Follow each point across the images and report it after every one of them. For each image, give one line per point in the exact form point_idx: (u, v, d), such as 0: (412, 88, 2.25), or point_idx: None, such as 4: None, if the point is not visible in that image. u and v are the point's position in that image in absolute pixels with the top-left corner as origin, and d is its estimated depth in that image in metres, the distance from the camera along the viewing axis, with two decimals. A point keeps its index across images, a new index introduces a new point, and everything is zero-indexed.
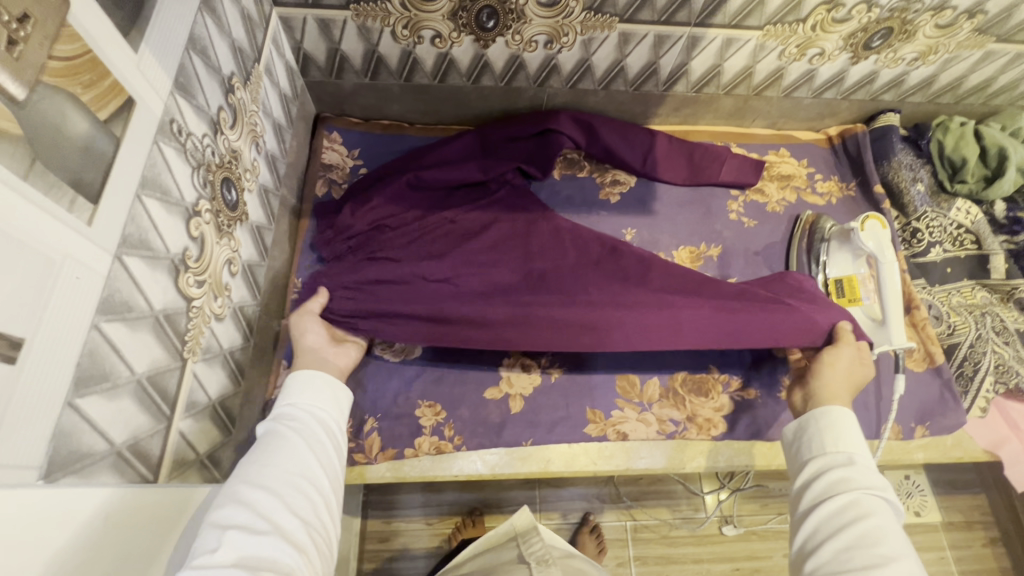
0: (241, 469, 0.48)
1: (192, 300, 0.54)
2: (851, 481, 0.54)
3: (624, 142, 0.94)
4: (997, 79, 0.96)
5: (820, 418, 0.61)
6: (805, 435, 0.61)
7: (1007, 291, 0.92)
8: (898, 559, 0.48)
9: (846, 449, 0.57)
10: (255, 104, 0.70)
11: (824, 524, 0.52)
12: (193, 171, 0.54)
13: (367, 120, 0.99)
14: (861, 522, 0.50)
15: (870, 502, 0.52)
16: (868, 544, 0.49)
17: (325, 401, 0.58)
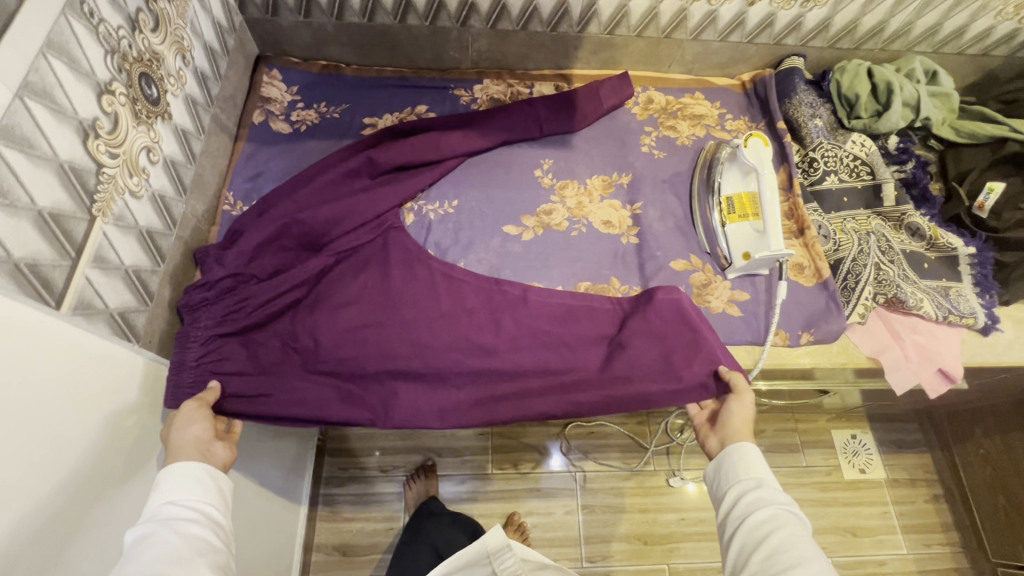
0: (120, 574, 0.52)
1: (103, 167, 0.62)
2: (763, 502, 0.66)
3: (507, 120, 1.03)
4: (888, 23, 1.03)
5: (734, 453, 0.72)
6: (723, 467, 0.72)
7: (897, 217, 1.00)
8: (811, 559, 0.59)
9: (762, 475, 0.69)
10: (183, 20, 0.78)
11: (753, 539, 0.62)
12: (106, 54, 0.62)
13: (307, 61, 1.07)
14: (785, 536, 0.61)
15: (789, 517, 0.64)
16: (789, 549, 0.60)
17: (187, 494, 0.61)
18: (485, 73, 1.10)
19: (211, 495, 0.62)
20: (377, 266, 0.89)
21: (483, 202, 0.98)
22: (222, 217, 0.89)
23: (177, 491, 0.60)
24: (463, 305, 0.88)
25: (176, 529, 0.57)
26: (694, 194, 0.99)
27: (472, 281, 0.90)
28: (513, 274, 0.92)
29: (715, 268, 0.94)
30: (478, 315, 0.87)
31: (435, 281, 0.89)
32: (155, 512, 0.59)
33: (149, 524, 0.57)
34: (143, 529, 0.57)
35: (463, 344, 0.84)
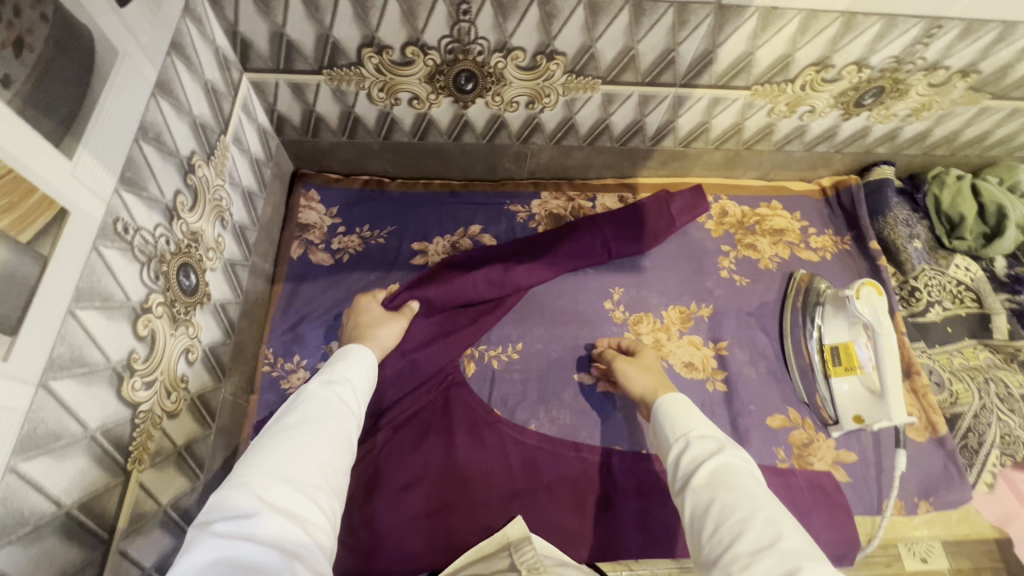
0: (305, 428, 0.48)
1: (139, 405, 0.51)
2: (697, 455, 0.51)
3: (574, 244, 0.91)
4: (993, 133, 0.93)
5: (660, 412, 0.58)
6: (659, 421, 0.58)
7: (1010, 352, 0.89)
8: (756, 513, 0.44)
9: (695, 429, 0.54)
10: (221, 177, 0.67)
11: (697, 508, 0.47)
12: (143, 267, 0.51)
13: (347, 176, 0.95)
14: (726, 496, 0.46)
15: (729, 467, 0.49)
16: (732, 513, 0.44)
17: (361, 382, 0.57)
18: (542, 184, 0.99)
19: (368, 388, 0.58)
20: (442, 434, 0.78)
21: (550, 343, 0.87)
22: (262, 380, 0.77)
23: (352, 375, 0.57)
24: (540, 478, 0.76)
25: (343, 416, 0.51)
26: (785, 331, 0.88)
27: (547, 448, 0.79)
28: (591, 437, 0.81)
29: (817, 423, 0.83)
30: (558, 491, 0.76)
31: (507, 449, 0.78)
32: (329, 378, 0.55)
33: (321, 389, 0.52)
34: (317, 391, 0.52)
35: (543, 529, 0.73)
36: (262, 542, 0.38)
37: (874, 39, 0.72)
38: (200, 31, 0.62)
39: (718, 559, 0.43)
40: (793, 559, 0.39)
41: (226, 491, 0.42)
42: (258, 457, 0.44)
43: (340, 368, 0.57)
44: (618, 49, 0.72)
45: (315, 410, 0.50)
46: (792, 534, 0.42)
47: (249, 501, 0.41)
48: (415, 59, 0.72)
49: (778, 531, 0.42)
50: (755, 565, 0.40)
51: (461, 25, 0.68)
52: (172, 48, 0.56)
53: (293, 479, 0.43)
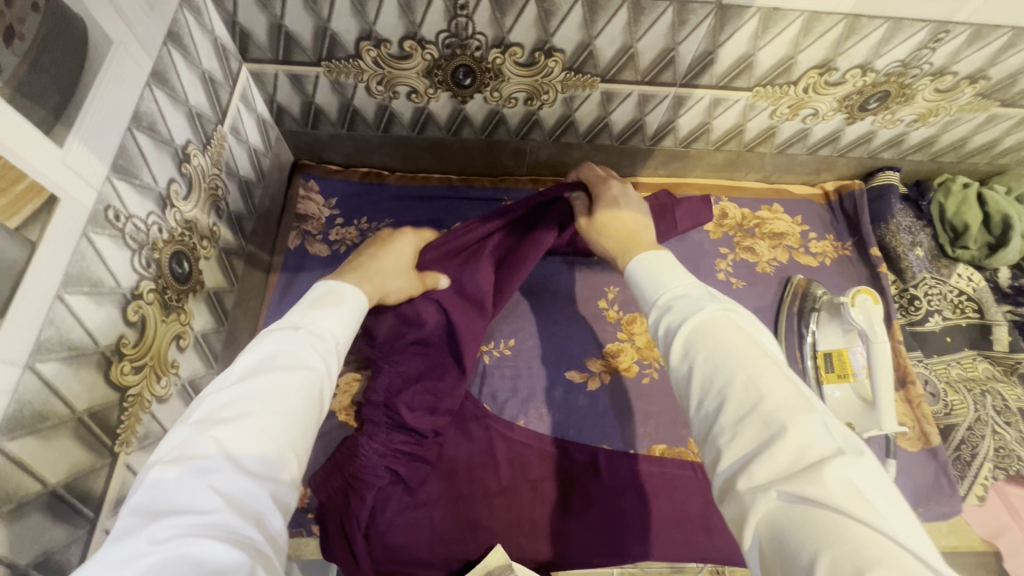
0: (270, 393, 0.41)
1: (128, 389, 0.52)
2: (673, 314, 0.44)
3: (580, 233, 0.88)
4: (1002, 140, 0.91)
5: (638, 273, 0.51)
6: (640, 284, 0.50)
7: (1011, 364, 0.88)
8: (736, 377, 0.37)
9: (676, 288, 0.47)
10: (217, 166, 0.68)
11: (681, 370, 0.41)
12: (134, 254, 0.52)
13: (347, 168, 0.96)
14: (710, 358, 0.39)
15: (710, 322, 0.41)
16: (716, 370, 0.39)
17: (346, 339, 0.49)
18: (541, 181, 0.98)
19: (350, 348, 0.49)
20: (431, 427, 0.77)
21: (542, 341, 0.88)
22: None
23: (336, 329, 0.48)
24: (526, 474, 0.77)
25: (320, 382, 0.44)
26: (780, 334, 0.87)
27: (534, 444, 0.79)
28: (579, 435, 0.81)
29: None
30: (543, 487, 0.76)
31: (493, 444, 0.78)
32: (304, 327, 0.46)
33: (294, 341, 0.45)
34: (290, 344, 0.44)
35: (526, 525, 0.74)
36: (217, 551, 0.32)
37: (878, 43, 0.71)
38: (197, 21, 0.62)
39: (706, 432, 0.38)
40: (778, 420, 0.34)
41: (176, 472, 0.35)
42: (215, 431, 0.37)
43: (325, 318, 0.48)
44: (617, 47, 0.71)
45: (288, 375, 0.42)
46: (775, 389, 0.36)
47: (201, 489, 0.34)
48: (414, 53, 0.72)
49: (759, 395, 0.36)
50: (741, 433, 0.35)
51: (458, 20, 0.68)
52: (168, 38, 0.56)
53: (254, 471, 0.37)
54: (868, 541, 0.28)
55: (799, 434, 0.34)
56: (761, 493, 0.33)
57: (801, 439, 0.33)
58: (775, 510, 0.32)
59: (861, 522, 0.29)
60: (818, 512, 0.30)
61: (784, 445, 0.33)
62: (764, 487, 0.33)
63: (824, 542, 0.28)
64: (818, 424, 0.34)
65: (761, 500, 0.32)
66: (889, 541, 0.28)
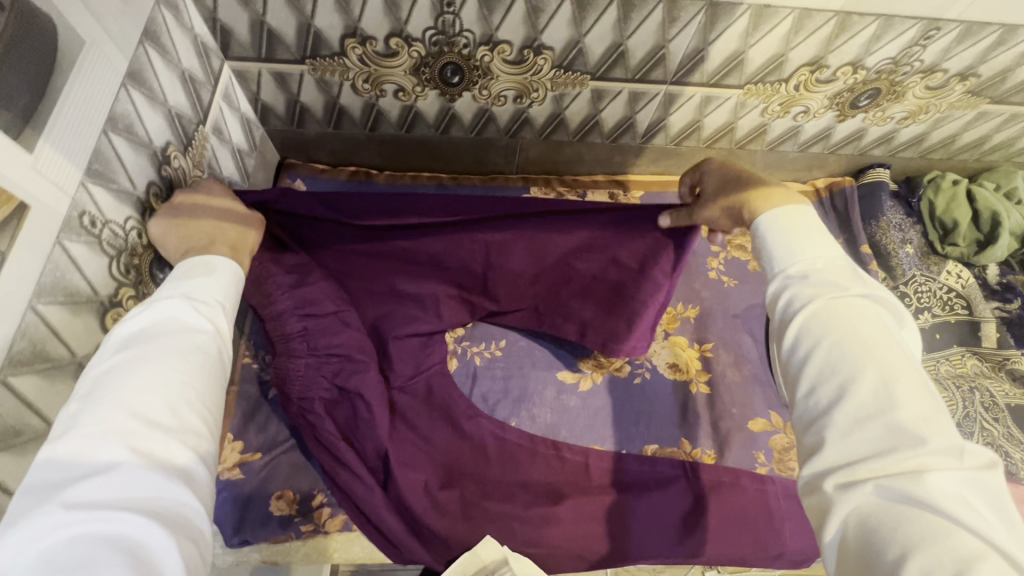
0: (158, 362, 0.42)
1: None
2: (809, 293, 0.46)
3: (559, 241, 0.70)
4: (991, 137, 0.91)
5: (773, 234, 0.52)
6: (763, 252, 0.52)
7: (998, 360, 0.89)
8: (864, 374, 0.40)
9: (807, 263, 0.49)
10: (199, 168, 0.66)
11: (797, 350, 0.45)
12: (112, 261, 0.51)
13: (335, 167, 0.94)
14: (845, 345, 0.42)
15: (852, 310, 0.44)
16: (843, 359, 0.42)
17: (230, 300, 0.50)
18: (531, 179, 0.97)
19: (234, 305, 0.51)
20: (432, 416, 0.76)
21: (533, 341, 0.87)
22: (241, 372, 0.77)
23: (217, 293, 0.49)
24: (519, 468, 0.76)
25: (211, 346, 0.46)
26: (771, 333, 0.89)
27: (526, 444, 0.78)
28: (570, 436, 0.81)
29: None
30: (535, 483, 0.75)
31: (484, 443, 0.77)
32: (189, 296, 0.47)
33: (179, 310, 0.46)
34: (172, 313, 0.45)
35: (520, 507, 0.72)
36: (128, 520, 0.35)
37: (870, 40, 0.71)
38: (176, 18, 0.60)
39: (813, 409, 0.42)
40: (903, 422, 0.38)
41: (70, 443, 0.37)
42: (106, 400, 0.39)
43: (198, 281, 0.49)
44: (607, 44, 0.70)
45: (176, 340, 0.43)
46: (907, 397, 0.39)
47: (101, 452, 0.37)
48: (400, 51, 0.71)
49: (886, 396, 0.39)
50: (859, 427, 0.39)
51: (445, 17, 0.66)
52: (145, 36, 0.55)
53: (153, 440, 0.39)
54: (965, 548, 0.32)
55: (925, 441, 0.37)
56: (858, 483, 0.37)
57: (923, 446, 0.37)
58: (874, 501, 0.36)
59: (963, 530, 0.33)
60: (922, 514, 0.34)
61: (904, 446, 0.37)
62: (864, 477, 0.37)
63: (918, 543, 0.33)
64: (945, 437, 0.37)
65: (859, 487, 0.37)
66: (989, 553, 0.32)
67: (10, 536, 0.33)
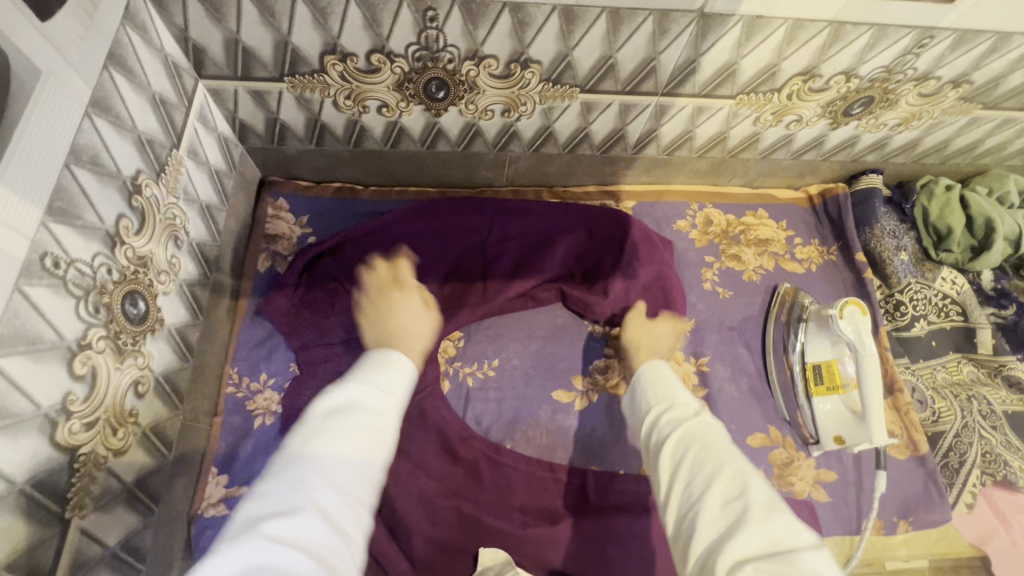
0: (339, 420, 0.43)
1: (78, 449, 0.48)
2: (677, 417, 0.52)
3: (546, 266, 0.85)
4: (983, 142, 0.91)
5: (649, 374, 0.60)
6: (640, 390, 0.59)
7: (995, 366, 0.88)
8: (723, 468, 0.44)
9: (672, 402, 0.54)
10: (174, 194, 0.63)
11: (667, 466, 0.47)
12: (79, 301, 0.48)
13: (318, 183, 0.91)
14: (702, 449, 0.46)
15: (703, 423, 0.49)
16: (704, 466, 0.44)
17: (405, 397, 0.49)
18: (521, 192, 0.94)
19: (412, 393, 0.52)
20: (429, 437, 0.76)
21: (528, 359, 0.85)
22: (226, 403, 0.74)
23: (397, 389, 0.49)
24: (514, 489, 0.74)
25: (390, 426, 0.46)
26: (768, 346, 0.87)
27: (520, 467, 0.76)
28: (568, 457, 0.79)
29: (797, 442, 0.82)
30: (532, 505, 0.73)
31: (479, 466, 0.75)
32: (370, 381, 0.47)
33: (361, 392, 0.46)
34: (362, 391, 0.46)
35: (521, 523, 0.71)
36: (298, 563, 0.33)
37: (863, 49, 0.69)
38: (143, 39, 0.57)
39: (683, 521, 0.44)
40: (758, 507, 0.40)
41: (279, 488, 0.38)
42: (304, 453, 0.40)
43: (388, 366, 0.50)
44: (596, 57, 0.68)
45: (367, 415, 0.44)
46: (760, 488, 0.42)
47: (291, 497, 0.37)
48: (382, 67, 0.68)
49: (743, 485, 0.42)
50: (722, 517, 0.41)
51: (428, 33, 0.64)
52: (110, 60, 0.52)
53: (331, 503, 0.38)
54: None
55: (775, 525, 0.39)
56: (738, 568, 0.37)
57: (772, 530, 0.39)
58: None
59: None
60: None
61: (757, 530, 0.39)
62: (737, 563, 0.37)
63: None
64: (790, 522, 0.39)
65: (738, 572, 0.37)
66: None
67: (218, 557, 0.33)
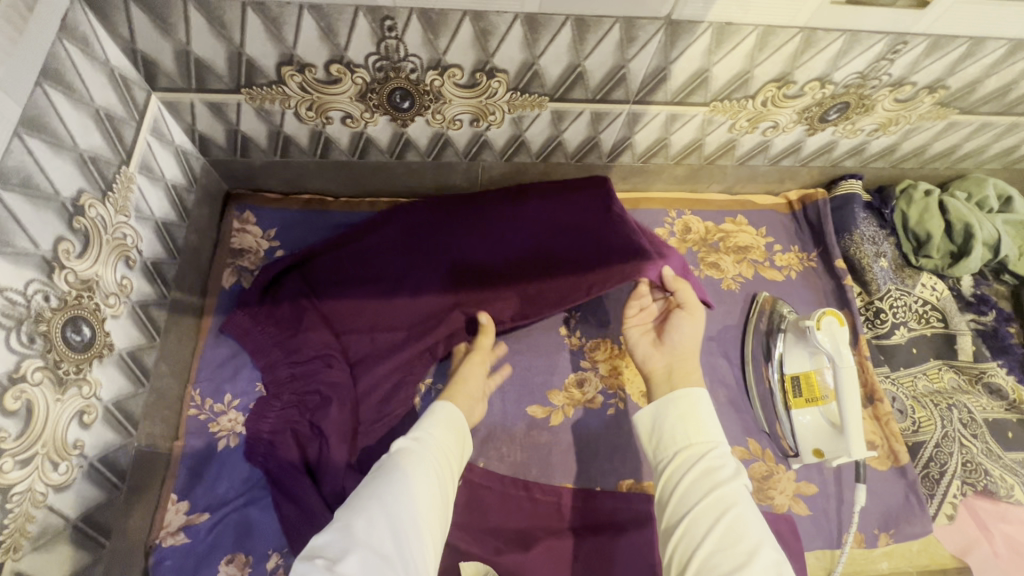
0: (392, 483, 0.50)
1: (10, 488, 0.45)
2: (716, 473, 0.51)
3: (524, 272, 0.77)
4: (961, 146, 0.90)
5: (681, 401, 0.57)
6: (665, 423, 0.57)
7: (975, 373, 0.87)
8: (759, 557, 0.45)
9: (708, 446, 0.54)
10: (123, 213, 0.61)
11: (696, 527, 0.49)
12: (10, 332, 0.45)
13: (286, 195, 0.88)
14: (739, 525, 0.47)
15: (742, 495, 0.50)
16: (734, 545, 0.46)
17: (460, 444, 0.59)
18: None
19: (458, 465, 0.57)
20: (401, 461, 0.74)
21: (503, 374, 0.82)
22: (187, 426, 0.71)
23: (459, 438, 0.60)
24: (487, 509, 0.73)
25: (437, 489, 0.52)
26: (747, 357, 0.85)
27: (495, 485, 0.74)
28: (542, 475, 0.77)
29: (777, 454, 0.80)
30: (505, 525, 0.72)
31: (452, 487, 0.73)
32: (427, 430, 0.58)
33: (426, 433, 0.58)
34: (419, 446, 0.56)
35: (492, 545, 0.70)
36: None
37: (836, 55, 0.68)
38: (85, 53, 0.55)
39: None
40: None
41: (330, 534, 0.46)
42: (358, 508, 0.48)
43: (429, 425, 0.58)
44: (564, 65, 0.66)
45: (414, 471, 0.52)
46: None
47: (347, 542, 0.45)
48: (342, 78, 0.66)
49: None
50: None
51: (387, 42, 0.62)
52: (44, 77, 0.49)
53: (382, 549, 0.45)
54: None
55: None
56: None
57: None
58: None
59: None
60: None
61: None
62: None
63: None
64: None
65: None
66: None
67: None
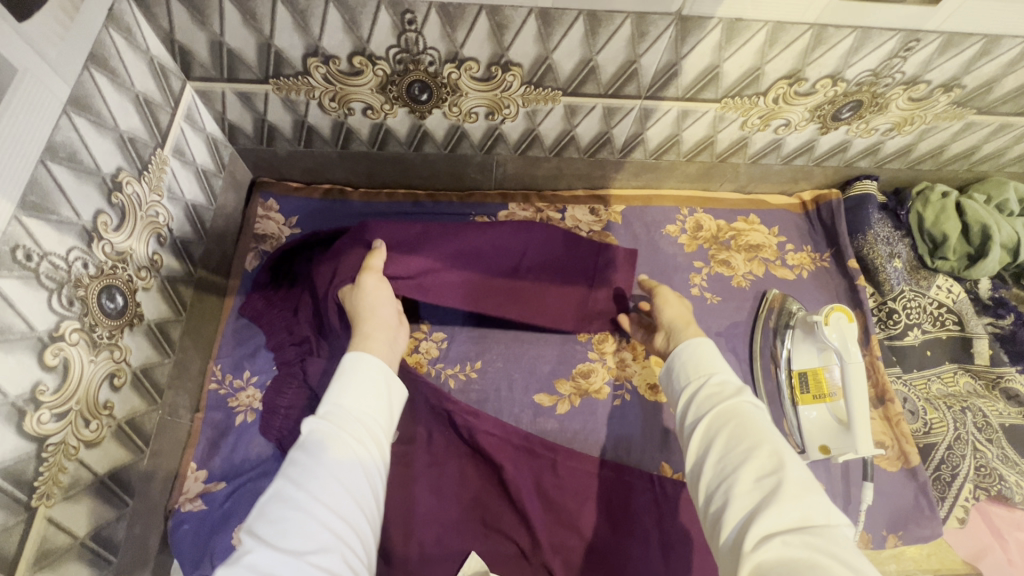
0: (290, 491, 0.45)
1: (46, 439, 0.49)
2: (718, 393, 0.51)
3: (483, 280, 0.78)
4: (980, 147, 0.89)
5: (687, 350, 0.58)
6: (674, 367, 0.58)
7: (992, 378, 0.86)
8: (763, 446, 0.44)
9: (708, 372, 0.54)
10: (157, 193, 0.65)
11: (703, 439, 0.48)
12: (52, 294, 0.49)
13: (308, 185, 0.92)
14: (740, 428, 0.47)
15: (742, 402, 0.50)
16: (738, 447, 0.45)
17: (375, 393, 0.54)
18: (510, 195, 0.94)
19: (381, 418, 0.53)
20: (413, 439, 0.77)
21: (511, 362, 0.84)
22: (208, 399, 0.75)
23: (373, 390, 0.54)
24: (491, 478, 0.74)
25: (345, 464, 0.47)
26: (755, 353, 0.85)
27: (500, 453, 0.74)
28: None
29: None
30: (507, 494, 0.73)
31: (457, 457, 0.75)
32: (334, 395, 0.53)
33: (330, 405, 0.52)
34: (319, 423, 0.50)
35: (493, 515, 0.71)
36: None
37: (847, 53, 0.68)
38: (128, 42, 0.59)
39: (715, 488, 0.45)
40: (792, 491, 0.41)
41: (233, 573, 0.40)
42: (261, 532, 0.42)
43: (346, 395, 0.52)
44: (576, 60, 0.68)
45: (314, 462, 0.46)
46: (797, 467, 0.43)
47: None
48: (364, 69, 0.69)
49: (781, 463, 0.43)
50: (753, 495, 0.42)
51: (407, 35, 0.65)
52: (91, 61, 0.53)
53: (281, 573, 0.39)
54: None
55: (806, 508, 0.40)
56: (765, 541, 0.38)
57: (802, 507, 0.40)
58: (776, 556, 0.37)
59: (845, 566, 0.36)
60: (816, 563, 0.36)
61: (787, 506, 0.40)
62: (770, 536, 0.39)
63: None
64: (821, 501, 0.41)
65: (767, 545, 0.38)
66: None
67: None
